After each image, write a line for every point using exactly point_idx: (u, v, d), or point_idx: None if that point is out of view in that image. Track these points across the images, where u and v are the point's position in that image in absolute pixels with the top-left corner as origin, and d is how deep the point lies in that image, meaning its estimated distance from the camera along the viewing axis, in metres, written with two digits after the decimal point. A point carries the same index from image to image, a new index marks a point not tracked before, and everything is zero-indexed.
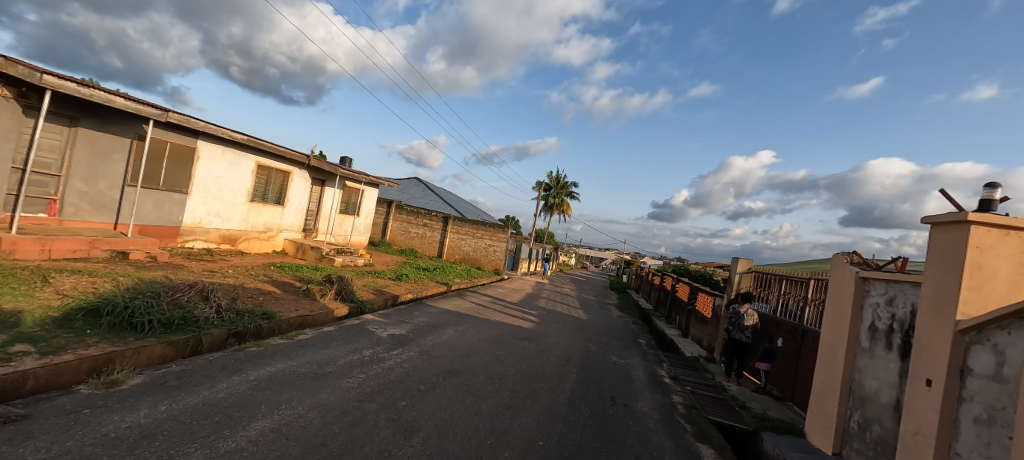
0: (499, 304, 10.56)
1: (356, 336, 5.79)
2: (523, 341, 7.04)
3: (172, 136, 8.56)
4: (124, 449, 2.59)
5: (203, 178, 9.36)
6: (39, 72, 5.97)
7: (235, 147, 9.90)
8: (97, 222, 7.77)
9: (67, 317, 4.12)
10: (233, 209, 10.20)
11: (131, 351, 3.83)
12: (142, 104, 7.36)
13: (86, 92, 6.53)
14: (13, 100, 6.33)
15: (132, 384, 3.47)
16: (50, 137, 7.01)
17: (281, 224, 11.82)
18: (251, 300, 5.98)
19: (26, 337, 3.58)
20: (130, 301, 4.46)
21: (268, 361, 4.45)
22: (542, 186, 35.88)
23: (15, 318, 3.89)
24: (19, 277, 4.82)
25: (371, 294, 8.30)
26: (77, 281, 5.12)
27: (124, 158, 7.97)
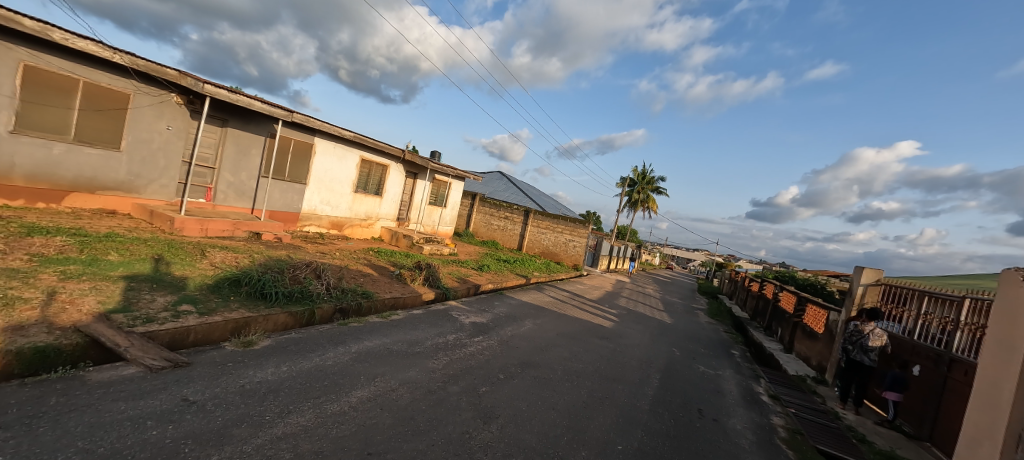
0: (578, 300, 10.41)
1: (440, 320, 6.14)
2: (600, 340, 6.85)
3: (296, 134, 9.83)
4: (257, 399, 3.09)
5: (318, 171, 10.63)
6: (201, 82, 7.24)
7: (343, 143, 11.07)
8: (239, 207, 9.26)
9: (217, 285, 4.99)
10: (341, 199, 11.45)
11: (262, 317, 4.51)
12: (274, 106, 8.54)
13: (235, 98, 7.77)
14: (184, 106, 7.83)
15: (263, 346, 4.08)
16: (207, 136, 8.49)
17: (379, 213, 12.96)
18: (353, 280, 6.67)
19: (189, 299, 4.42)
20: (262, 275, 5.23)
21: (365, 337, 4.91)
22: (625, 181, 34.25)
23: (183, 282, 4.82)
24: (186, 249, 5.96)
25: (455, 282, 8.75)
26: (225, 255, 6.18)
27: (260, 153, 9.36)
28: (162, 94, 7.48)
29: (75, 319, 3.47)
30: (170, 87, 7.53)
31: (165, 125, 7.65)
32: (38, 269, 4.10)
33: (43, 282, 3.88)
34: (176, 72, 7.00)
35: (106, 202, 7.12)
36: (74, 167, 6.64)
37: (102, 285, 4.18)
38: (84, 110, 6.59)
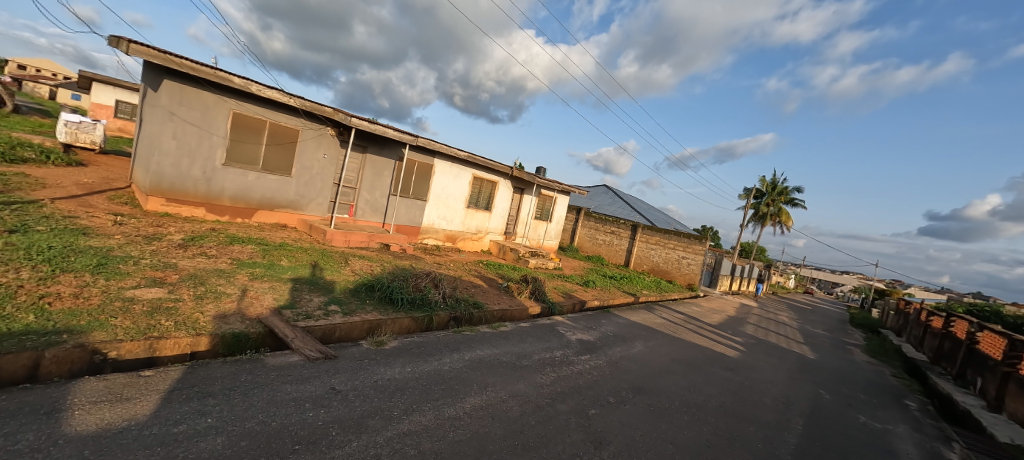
0: (695, 324, 9.48)
1: (547, 335, 6.12)
2: (724, 370, 6.09)
3: (419, 156, 10.97)
4: (388, 395, 3.43)
5: (437, 188, 11.68)
6: (349, 116, 8.57)
7: (458, 162, 12.00)
8: (373, 221, 10.62)
9: (357, 289, 5.74)
10: (455, 214, 12.37)
11: (391, 320, 5.04)
12: (403, 133, 9.68)
13: (373, 127, 9.01)
14: (336, 137, 9.34)
15: (392, 346, 4.54)
16: (351, 161, 9.97)
17: (488, 227, 13.65)
18: (466, 291, 7.08)
19: (335, 300, 5.16)
20: (392, 282, 5.87)
21: (477, 346, 5.14)
22: (750, 192, 30.57)
23: (332, 286, 5.66)
24: (334, 257, 7.01)
25: (561, 297, 8.69)
26: (362, 264, 7.10)
27: (391, 175, 10.65)
28: (321, 128, 9.02)
29: (258, 311, 4.31)
30: (327, 122, 9.04)
31: (323, 153, 9.20)
32: (236, 270, 5.22)
33: (239, 281, 4.92)
34: (332, 109, 8.41)
35: (281, 218, 8.79)
36: (261, 190, 8.36)
37: (276, 285, 5.13)
38: (269, 145, 8.30)
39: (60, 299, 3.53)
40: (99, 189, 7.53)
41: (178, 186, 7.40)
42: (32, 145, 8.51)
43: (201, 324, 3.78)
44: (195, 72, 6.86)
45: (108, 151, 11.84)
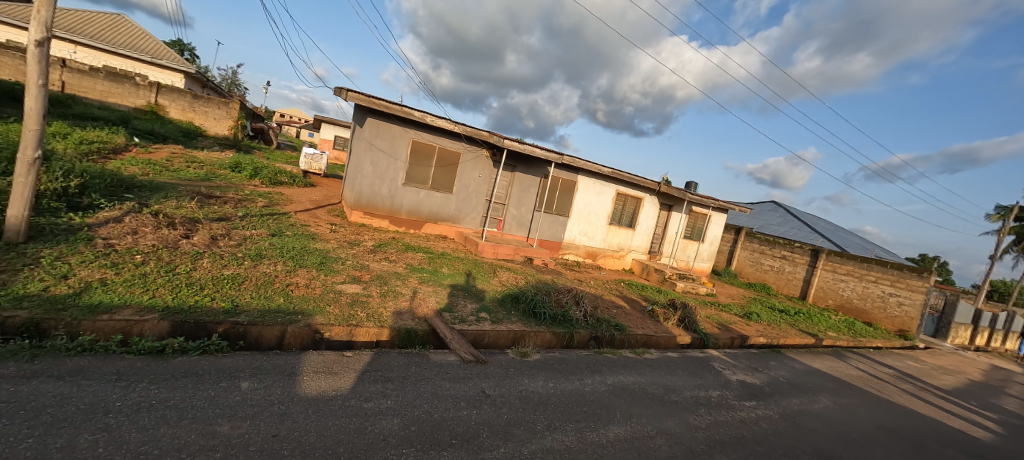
0: (911, 383, 7.22)
1: (700, 370, 5.45)
2: (968, 456, 4.43)
3: (564, 173, 11.26)
4: (532, 407, 3.50)
5: (579, 205, 11.75)
6: (502, 138, 9.35)
7: (602, 179, 11.89)
8: (519, 235, 11.24)
9: (503, 299, 6.09)
10: (596, 230, 12.23)
11: (534, 333, 5.19)
12: (549, 151, 10.07)
13: (523, 147, 9.61)
14: (490, 158, 10.25)
15: (535, 359, 4.65)
16: (502, 179, 10.79)
17: (631, 245, 13.07)
18: (607, 311, 6.84)
19: (486, 308, 5.57)
20: (536, 295, 6.05)
21: (620, 371, 4.88)
22: (1006, 212, 22.28)
23: (483, 294, 6.14)
24: (485, 268, 7.62)
25: (716, 328, 7.68)
26: (509, 275, 7.55)
27: (536, 191, 11.15)
28: (478, 150, 10.03)
29: (425, 311, 4.95)
30: (483, 144, 10.00)
31: (479, 173, 10.20)
32: (409, 274, 6.12)
33: (411, 283, 5.75)
34: (488, 133, 9.30)
35: (443, 230, 10.00)
36: (429, 205, 9.70)
37: (438, 289, 5.83)
38: (437, 167, 9.62)
39: (298, 287, 4.68)
40: (322, 204, 9.81)
41: (371, 202, 9.14)
42: (286, 172, 11.65)
43: (384, 318, 4.53)
44: (389, 110, 8.44)
45: (328, 175, 15.40)
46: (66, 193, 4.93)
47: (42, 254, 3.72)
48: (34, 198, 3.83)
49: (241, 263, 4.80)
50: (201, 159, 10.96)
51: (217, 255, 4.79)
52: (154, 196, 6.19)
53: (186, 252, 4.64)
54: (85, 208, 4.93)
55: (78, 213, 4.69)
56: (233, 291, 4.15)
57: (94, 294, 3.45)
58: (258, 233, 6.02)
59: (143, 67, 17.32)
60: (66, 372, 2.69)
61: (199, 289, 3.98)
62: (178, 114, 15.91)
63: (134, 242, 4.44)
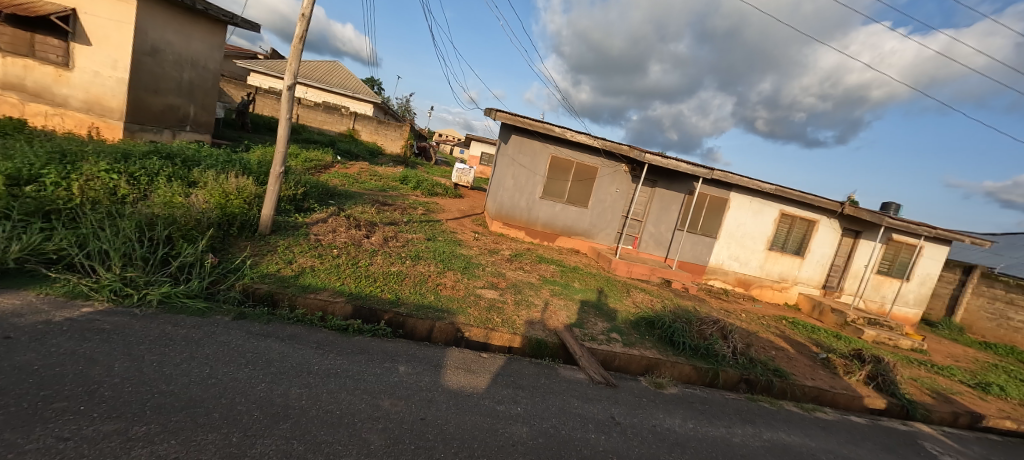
0: None
1: (902, 448, 4.19)
2: None
3: (713, 189, 10.19)
4: (667, 448, 3.17)
5: (730, 225, 10.44)
6: (644, 153, 8.95)
7: (761, 197, 10.37)
8: (656, 255, 10.50)
9: (637, 322, 5.71)
10: (751, 256, 10.66)
11: (670, 363, 4.75)
12: (697, 166, 9.22)
13: (666, 162, 9.02)
14: (629, 173, 9.89)
15: (672, 393, 4.23)
16: (640, 195, 10.29)
17: (797, 276, 10.98)
18: (764, 351, 5.85)
19: (618, 329, 5.32)
20: (675, 321, 5.54)
21: (780, 427, 4.09)
22: None
23: (615, 314, 5.89)
24: (618, 287, 7.31)
25: (926, 395, 5.85)
26: (643, 297, 7.09)
27: (678, 209, 10.30)
28: (617, 165, 9.78)
29: (556, 324, 4.99)
30: (622, 159, 9.72)
31: (616, 188, 9.93)
32: (542, 285, 6.27)
33: (543, 295, 5.88)
34: (628, 147, 9.03)
35: (576, 244, 9.99)
36: (563, 219, 9.83)
37: (570, 303, 5.82)
38: (574, 181, 9.73)
39: (446, 287, 5.23)
40: (468, 214, 10.84)
41: (510, 214, 9.72)
42: (441, 184, 13.27)
43: (517, 326, 4.72)
44: (532, 127, 8.93)
45: (474, 187, 17.01)
46: (295, 199, 6.51)
47: (278, 244, 4.96)
48: (277, 202, 5.13)
49: (404, 262, 5.60)
50: (380, 173, 13.29)
51: (388, 254, 5.70)
52: (347, 202, 7.74)
53: (366, 249, 5.64)
54: (305, 210, 6.44)
55: (300, 214, 6.15)
56: (397, 285, 4.87)
57: (306, 277, 4.44)
58: (417, 237, 6.96)
59: (348, 101, 22.09)
60: (287, 335, 3.51)
61: (373, 281, 4.78)
62: (367, 137, 19.69)
63: (333, 239, 5.59)
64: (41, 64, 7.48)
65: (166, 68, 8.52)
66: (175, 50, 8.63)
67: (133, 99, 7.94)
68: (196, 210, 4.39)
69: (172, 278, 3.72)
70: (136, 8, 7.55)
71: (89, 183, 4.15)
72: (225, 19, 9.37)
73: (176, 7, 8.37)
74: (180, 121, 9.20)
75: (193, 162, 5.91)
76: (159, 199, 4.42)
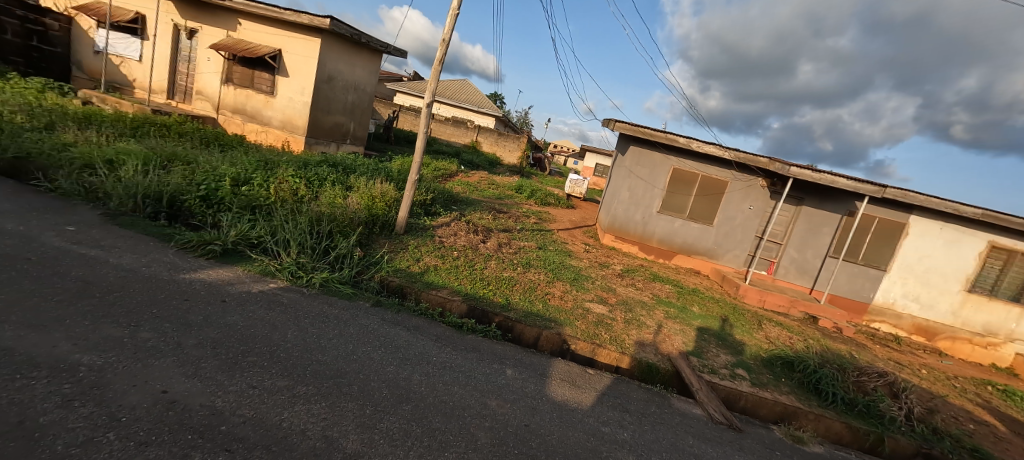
0: None
1: None
2: None
3: (883, 211, 8.35)
4: None
5: (908, 256, 8.43)
6: (788, 166, 7.78)
7: (959, 223, 8.15)
8: (798, 285, 8.97)
9: (771, 361, 4.94)
10: (939, 297, 8.41)
11: (814, 415, 3.98)
12: (862, 182, 7.65)
13: (818, 177, 7.69)
14: (767, 188, 8.69)
15: (815, 451, 3.53)
16: (781, 214, 8.94)
17: (1015, 331, 8.26)
18: (957, 423, 4.51)
19: (745, 365, 4.67)
20: (823, 366, 4.63)
21: None
22: None
23: (742, 347, 5.19)
24: (746, 316, 6.44)
25: None
26: (780, 332, 6.11)
27: (831, 232, 8.67)
28: (751, 179, 8.68)
29: (670, 350, 4.60)
30: (759, 172, 8.59)
31: (749, 205, 8.81)
32: (656, 306, 5.86)
33: (657, 316, 5.49)
34: (768, 159, 7.95)
35: (696, 264, 9.12)
36: (683, 236, 9.07)
37: (687, 329, 5.32)
38: (698, 196, 8.94)
39: (554, 297, 5.25)
40: (579, 225, 10.76)
41: (623, 227, 9.36)
42: (554, 194, 13.46)
43: (627, 345, 4.49)
44: (653, 137, 8.52)
45: (586, 198, 16.84)
46: (425, 203, 7.27)
47: (410, 243, 5.58)
48: (411, 205, 5.79)
49: (516, 268, 5.80)
50: (497, 182, 14.06)
51: (501, 260, 5.97)
52: (468, 209, 8.36)
53: (482, 253, 5.99)
54: (432, 213, 7.15)
55: (428, 217, 6.83)
56: (508, 290, 5.06)
57: (430, 275, 4.91)
58: (529, 245, 7.15)
59: (475, 115, 23.93)
60: (413, 326, 3.91)
61: (487, 284, 5.05)
62: (487, 148, 21.06)
63: (454, 242, 6.08)
64: (257, 93, 9.79)
65: (337, 92, 10.36)
66: (344, 78, 10.46)
67: (313, 118, 9.84)
68: (350, 210, 5.21)
69: (330, 265, 4.46)
70: (320, 45, 9.37)
71: (280, 186, 5.24)
72: (381, 49, 11.02)
73: (347, 42, 10.15)
74: (343, 135, 11.07)
75: (350, 170, 7.04)
76: (325, 199, 5.35)
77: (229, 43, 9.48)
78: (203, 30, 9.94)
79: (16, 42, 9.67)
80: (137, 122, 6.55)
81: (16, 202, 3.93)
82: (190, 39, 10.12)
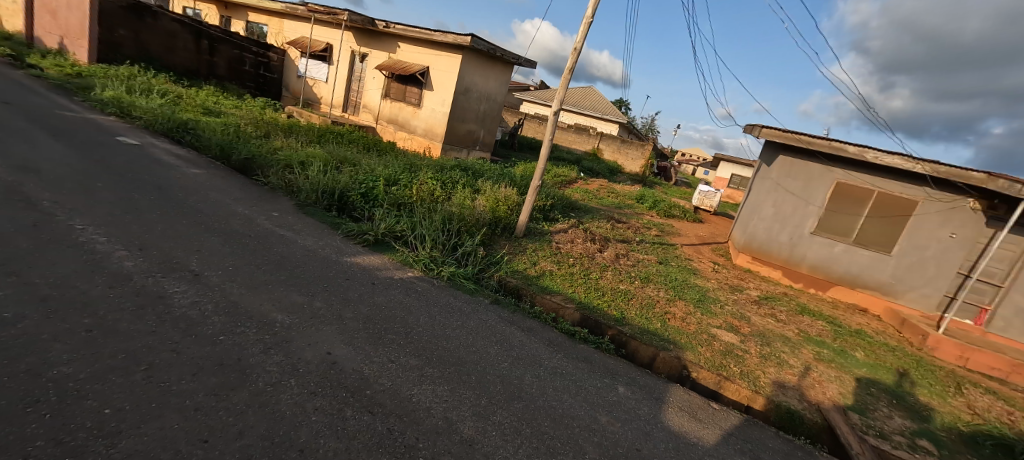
0: None
1: None
2: None
3: None
4: None
5: None
6: (1019, 184, 5.88)
7: None
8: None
9: (975, 438, 3.77)
10: None
11: None
12: None
13: None
14: (980, 212, 6.69)
15: None
16: (1003, 247, 6.78)
17: None
18: None
19: (933, 436, 3.65)
20: None
21: None
22: None
23: (929, 413, 4.07)
24: (937, 374, 5.03)
25: None
26: (992, 403, 4.63)
27: None
28: (955, 199, 6.79)
29: (820, 399, 3.86)
30: (969, 191, 6.66)
31: (949, 232, 6.90)
32: (803, 344, 4.97)
33: (804, 356, 4.65)
34: (985, 174, 6.12)
35: (861, 300, 7.49)
36: (845, 264, 7.53)
37: (846, 377, 4.39)
38: (869, 217, 7.35)
39: (675, 318, 4.85)
40: (707, 241, 9.79)
41: (763, 248, 8.20)
42: (680, 206, 12.49)
43: (762, 384, 3.91)
44: (810, 145, 7.30)
45: (718, 212, 15.20)
46: (544, 209, 7.45)
47: (528, 247, 5.77)
48: (532, 210, 5.98)
49: (633, 282, 5.54)
50: (617, 190, 13.64)
51: (618, 271, 5.76)
52: (586, 216, 8.30)
53: (598, 263, 5.87)
54: (550, 219, 7.28)
55: (547, 223, 6.98)
56: (624, 304, 4.85)
57: (545, 279, 5.00)
58: (649, 258, 6.76)
59: (597, 122, 23.77)
60: (527, 327, 4.03)
61: (601, 295, 4.93)
62: (608, 155, 20.62)
63: (571, 248, 6.08)
64: (407, 105, 11.29)
65: (472, 103, 11.30)
66: (479, 90, 11.36)
67: (450, 127, 10.91)
68: (477, 211, 5.62)
69: (457, 261, 4.86)
70: (461, 61, 10.35)
71: (420, 187, 5.93)
72: (513, 60, 11.68)
73: (483, 56, 11.01)
74: (474, 142, 12.01)
75: (479, 174, 7.61)
76: (456, 200, 5.87)
77: (389, 63, 11.12)
78: (371, 54, 11.86)
79: (251, 72, 12.86)
80: (321, 131, 8.12)
81: (245, 192, 5.22)
82: (361, 62, 12.16)
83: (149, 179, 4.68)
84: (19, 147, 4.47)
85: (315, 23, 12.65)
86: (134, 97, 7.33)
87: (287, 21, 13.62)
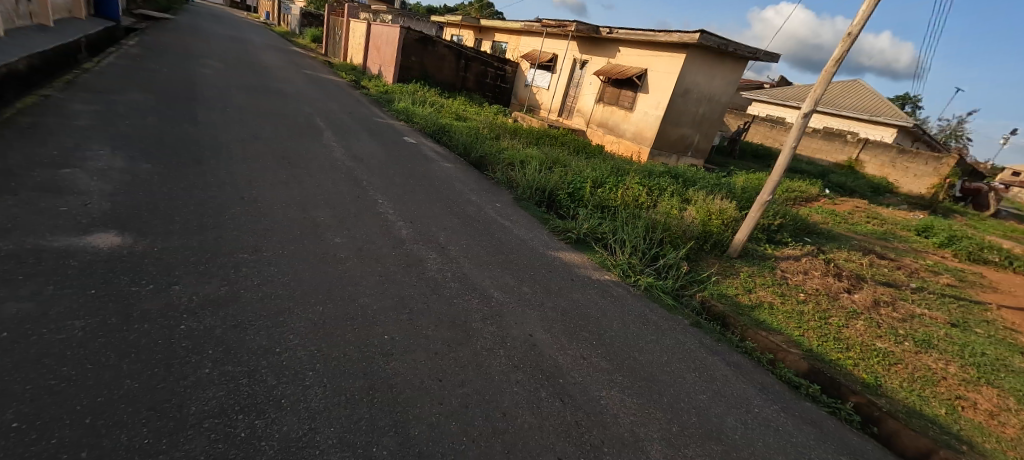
0: None
1: None
2: None
3: None
4: None
5: None
6: None
7: None
8: None
9: None
10: None
11: None
12: None
13: None
14: None
15: None
16: None
17: None
18: None
19: None
20: None
21: None
22: None
23: None
24: None
25: None
26: None
27: None
28: None
29: None
30: None
31: None
32: None
33: None
34: None
35: None
36: None
37: None
38: None
39: (975, 409, 3.35)
40: None
41: None
42: (1001, 248, 8.51)
43: None
44: None
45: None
46: (769, 229, 6.31)
47: (742, 270, 5.01)
48: (754, 229, 5.14)
49: (900, 342, 4.10)
50: (883, 216, 10.29)
51: (874, 322, 4.38)
52: (829, 244, 6.62)
53: (843, 306, 4.59)
54: (776, 242, 6.11)
55: (771, 245, 5.89)
56: (880, 368, 3.66)
57: (763, 312, 4.23)
58: (932, 315, 4.88)
59: (858, 126, 18.47)
60: (734, 361, 3.50)
61: (844, 348, 3.84)
62: (873, 170, 15.86)
63: (802, 282, 4.95)
64: (619, 109, 11.35)
65: (690, 105, 10.44)
66: (700, 90, 10.39)
67: (661, 130, 10.40)
68: (685, 223, 5.20)
69: (656, 272, 4.62)
70: (684, 60, 9.72)
71: (626, 191, 5.89)
72: (748, 55, 10.22)
73: (711, 53, 10.04)
74: (686, 147, 11.08)
75: (690, 182, 7.04)
76: (662, 209, 5.59)
77: (607, 69, 11.41)
78: (592, 60, 12.43)
79: (491, 84, 15.37)
80: (539, 134, 9.01)
81: (479, 184, 6.28)
82: (581, 69, 12.90)
83: (420, 170, 6.16)
84: (355, 143, 6.58)
85: (546, 37, 14.05)
86: (415, 107, 9.78)
87: (523, 37, 15.65)
